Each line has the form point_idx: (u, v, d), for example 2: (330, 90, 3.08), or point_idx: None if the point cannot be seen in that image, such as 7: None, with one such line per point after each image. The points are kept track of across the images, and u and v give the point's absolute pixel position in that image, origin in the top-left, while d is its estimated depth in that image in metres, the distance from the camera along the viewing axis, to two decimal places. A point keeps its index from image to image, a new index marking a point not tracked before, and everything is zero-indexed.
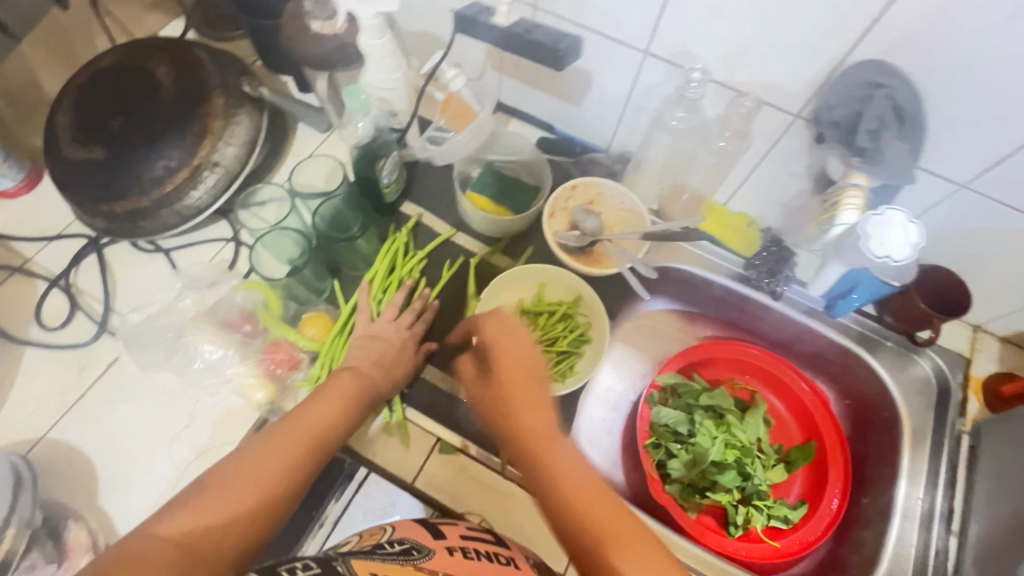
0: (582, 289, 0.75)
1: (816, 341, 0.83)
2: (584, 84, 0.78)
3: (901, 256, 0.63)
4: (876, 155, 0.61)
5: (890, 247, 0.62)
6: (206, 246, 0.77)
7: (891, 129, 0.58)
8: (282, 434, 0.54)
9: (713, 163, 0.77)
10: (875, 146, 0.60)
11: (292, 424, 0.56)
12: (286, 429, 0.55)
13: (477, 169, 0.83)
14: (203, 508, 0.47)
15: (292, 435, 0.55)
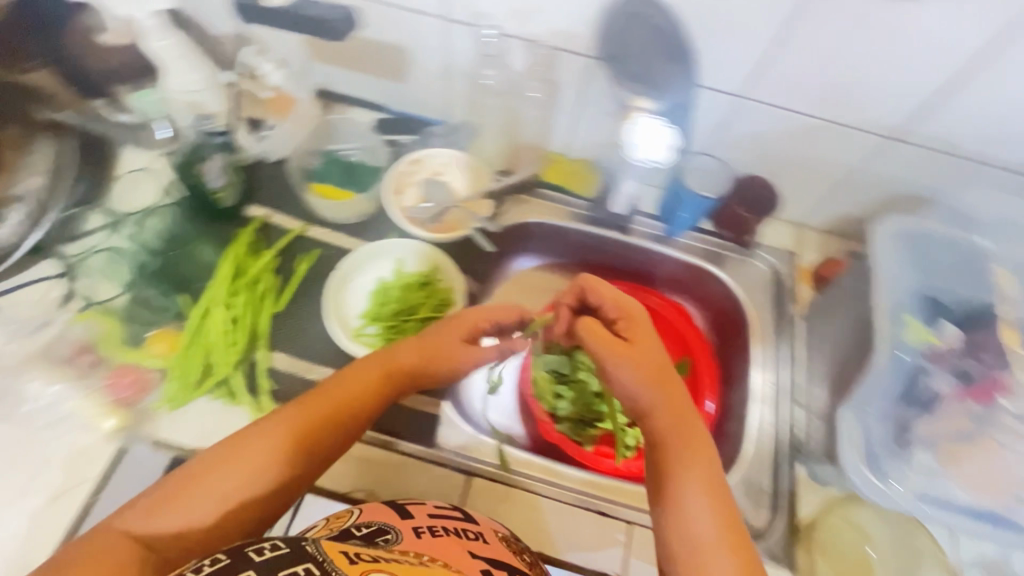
0: (436, 257, 0.77)
1: (672, 265, 0.88)
2: (403, 60, 0.80)
3: (664, 158, 0.77)
4: (647, 78, 0.69)
5: (654, 153, 0.77)
6: (30, 288, 0.71)
7: (654, 52, 0.67)
8: (247, 448, 0.52)
9: (538, 116, 0.81)
10: (644, 70, 0.69)
11: (299, 418, 0.55)
12: (250, 440, 0.53)
13: (317, 160, 0.82)
14: (137, 530, 0.47)
15: (248, 450, 0.52)
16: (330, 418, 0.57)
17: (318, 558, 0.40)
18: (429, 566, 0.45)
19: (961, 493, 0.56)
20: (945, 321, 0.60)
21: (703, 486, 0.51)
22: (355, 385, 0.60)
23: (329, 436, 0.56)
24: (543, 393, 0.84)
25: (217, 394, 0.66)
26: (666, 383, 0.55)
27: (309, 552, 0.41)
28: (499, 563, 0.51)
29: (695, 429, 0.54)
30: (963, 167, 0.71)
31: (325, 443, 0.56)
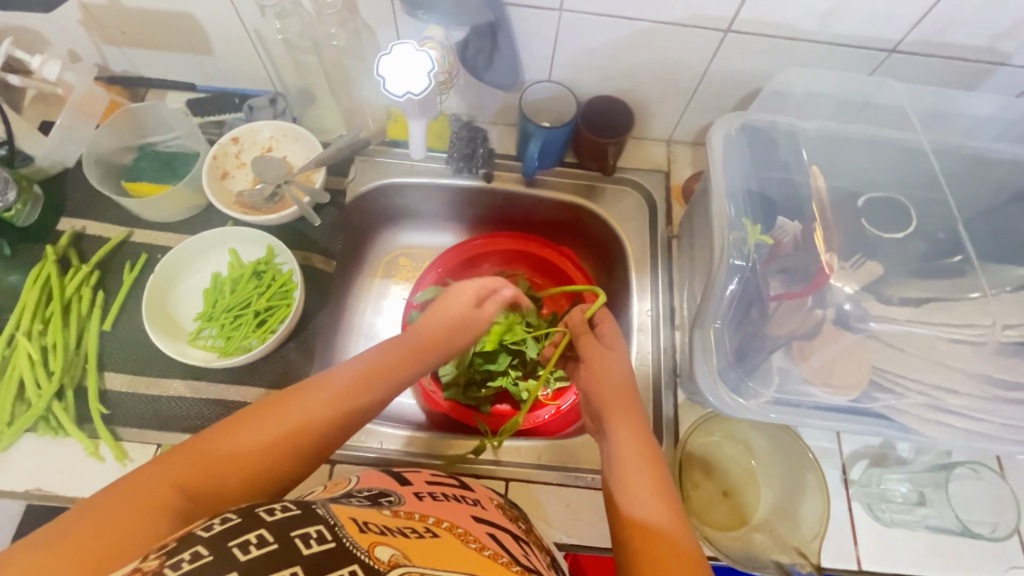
0: (269, 238, 0.72)
1: (542, 206, 0.84)
2: (196, 29, 0.71)
3: (420, 89, 0.60)
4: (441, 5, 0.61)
5: (405, 83, 0.60)
6: None
7: None
8: (290, 405, 0.46)
9: (362, 68, 0.73)
10: None
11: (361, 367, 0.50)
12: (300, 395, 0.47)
13: (130, 156, 0.76)
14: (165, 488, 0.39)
15: (296, 408, 0.46)
16: (402, 358, 0.52)
17: (329, 521, 0.37)
18: (437, 536, 0.43)
19: (818, 392, 0.55)
20: (781, 217, 0.58)
21: (637, 448, 0.53)
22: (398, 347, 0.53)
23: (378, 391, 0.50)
24: None
25: (41, 430, 0.61)
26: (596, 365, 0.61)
27: (320, 514, 0.38)
28: (498, 524, 0.51)
29: (630, 407, 0.57)
30: (806, 50, 0.66)
31: (369, 403, 0.49)
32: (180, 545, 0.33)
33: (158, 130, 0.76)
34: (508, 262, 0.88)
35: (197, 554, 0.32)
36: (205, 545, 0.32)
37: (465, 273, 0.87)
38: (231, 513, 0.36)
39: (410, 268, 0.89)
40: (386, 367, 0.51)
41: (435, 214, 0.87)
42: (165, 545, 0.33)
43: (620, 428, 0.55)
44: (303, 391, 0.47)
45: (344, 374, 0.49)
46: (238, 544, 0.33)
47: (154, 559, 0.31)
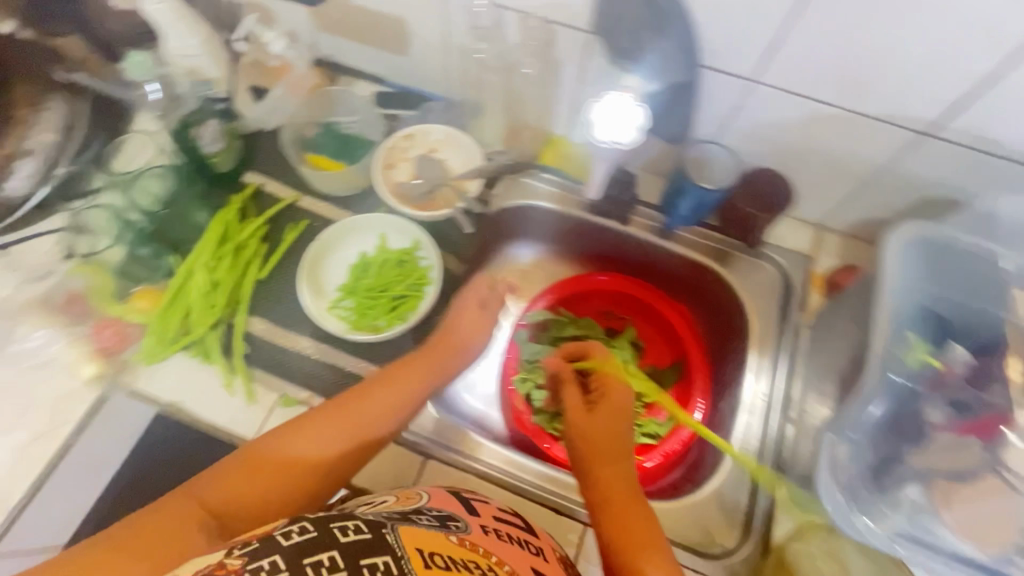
0: (418, 232, 0.76)
1: (669, 260, 0.84)
2: (401, 32, 0.77)
3: (627, 140, 0.71)
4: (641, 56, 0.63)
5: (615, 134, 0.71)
6: (43, 240, 0.76)
7: (645, 27, 0.61)
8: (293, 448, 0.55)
9: (538, 95, 0.78)
10: (637, 47, 0.62)
11: (357, 404, 0.60)
12: (303, 436, 0.56)
13: (315, 132, 0.82)
14: (175, 517, 0.46)
15: (297, 458, 0.55)
16: (398, 396, 0.63)
17: (395, 552, 0.44)
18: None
19: (954, 540, 0.52)
20: (955, 343, 0.55)
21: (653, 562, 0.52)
22: (383, 403, 0.61)
23: (377, 427, 0.60)
24: (522, 381, 0.83)
25: (193, 351, 0.69)
26: (602, 438, 0.65)
27: (388, 541, 0.44)
28: None
29: (636, 509, 0.57)
30: (1011, 172, 0.62)
31: (368, 435, 0.59)
32: (262, 546, 0.42)
33: (344, 113, 0.84)
34: (618, 307, 0.91)
35: (275, 565, 0.40)
36: (283, 555, 0.41)
37: (574, 307, 0.90)
38: (309, 524, 0.44)
39: (522, 287, 0.92)
40: (349, 424, 0.58)
41: (561, 244, 0.90)
42: (249, 543, 0.43)
43: (628, 533, 0.55)
44: (298, 435, 0.56)
45: (326, 423, 0.57)
46: (311, 564, 0.41)
47: (238, 558, 0.40)
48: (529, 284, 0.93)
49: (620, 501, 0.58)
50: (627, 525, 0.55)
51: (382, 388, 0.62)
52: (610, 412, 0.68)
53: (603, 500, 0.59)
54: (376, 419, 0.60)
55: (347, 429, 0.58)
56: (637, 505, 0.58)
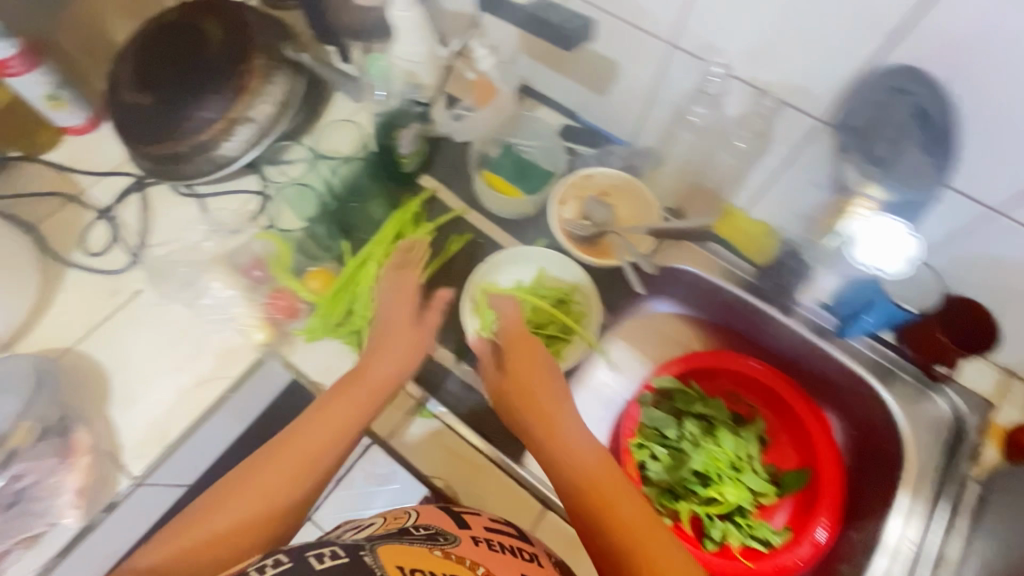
0: (581, 278, 0.76)
1: (826, 363, 0.78)
2: (609, 74, 0.77)
3: (894, 269, 0.66)
4: (893, 165, 0.58)
5: (880, 260, 0.66)
6: (236, 197, 0.81)
7: (911, 135, 0.55)
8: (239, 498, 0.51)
9: (733, 166, 0.75)
10: (893, 155, 0.57)
11: (307, 428, 0.56)
12: (247, 481, 0.52)
13: (496, 150, 0.83)
14: None
15: (269, 478, 0.52)
16: (349, 415, 0.57)
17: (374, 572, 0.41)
18: None
19: None
20: None
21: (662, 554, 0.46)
22: (364, 389, 0.59)
23: (327, 445, 0.55)
24: (638, 446, 0.79)
25: (347, 338, 0.72)
26: (555, 422, 0.57)
27: (368, 562, 0.42)
28: None
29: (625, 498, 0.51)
30: None
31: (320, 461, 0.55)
32: None
33: (525, 137, 0.84)
34: (750, 392, 0.85)
35: None
36: None
37: (702, 382, 0.86)
38: (283, 556, 0.42)
39: (652, 345, 0.89)
40: (296, 460, 0.54)
41: (704, 314, 0.86)
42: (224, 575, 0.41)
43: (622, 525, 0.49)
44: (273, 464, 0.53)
45: (302, 435, 0.55)
46: None
47: None
48: (654, 338, 0.89)
49: (598, 499, 0.51)
50: (620, 521, 0.49)
51: (314, 413, 0.57)
52: (523, 342, 0.63)
53: (573, 479, 0.53)
54: (324, 436, 0.55)
55: (274, 460, 0.53)
56: (624, 503, 0.51)
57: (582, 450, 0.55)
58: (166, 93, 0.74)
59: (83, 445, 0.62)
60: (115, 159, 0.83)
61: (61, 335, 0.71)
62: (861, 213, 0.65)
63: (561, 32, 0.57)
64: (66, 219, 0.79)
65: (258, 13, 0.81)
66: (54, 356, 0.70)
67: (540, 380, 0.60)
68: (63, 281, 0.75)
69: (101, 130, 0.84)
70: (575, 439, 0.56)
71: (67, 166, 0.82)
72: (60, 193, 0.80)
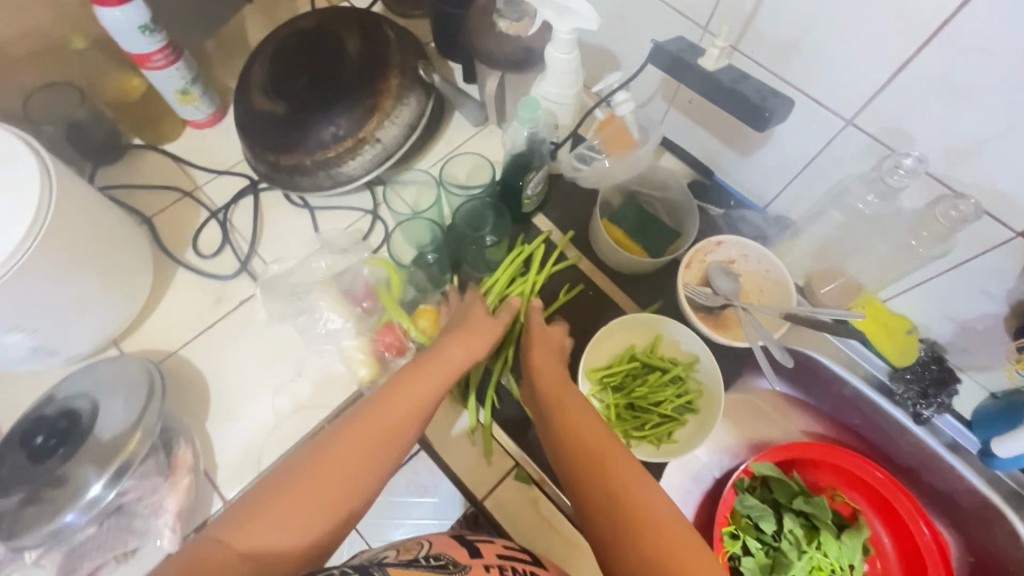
0: (702, 353, 0.69)
1: (952, 482, 0.72)
2: (759, 139, 0.71)
3: None
4: None
5: None
6: (347, 214, 0.79)
7: None
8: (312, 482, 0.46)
9: (886, 258, 0.69)
10: None
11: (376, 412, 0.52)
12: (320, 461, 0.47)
13: (619, 199, 0.79)
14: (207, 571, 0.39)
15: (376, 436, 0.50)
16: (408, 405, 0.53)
17: None
18: None
19: None
20: None
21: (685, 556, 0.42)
22: (452, 357, 0.58)
23: (391, 430, 0.51)
24: (731, 537, 0.73)
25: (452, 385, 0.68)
26: (582, 425, 0.54)
27: None
28: None
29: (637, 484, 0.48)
30: None
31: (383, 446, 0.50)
32: None
33: (650, 187, 0.79)
34: (858, 492, 0.78)
35: None
36: None
37: (805, 473, 0.79)
38: None
39: (751, 422, 0.83)
40: (354, 440, 0.49)
41: (816, 400, 0.81)
42: None
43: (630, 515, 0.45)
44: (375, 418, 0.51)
45: (398, 395, 0.53)
46: None
47: None
48: (760, 417, 0.83)
49: (621, 489, 0.48)
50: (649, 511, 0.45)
51: (388, 396, 0.54)
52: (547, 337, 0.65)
53: (588, 471, 0.50)
54: (384, 416, 0.52)
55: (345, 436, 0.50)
56: (652, 493, 0.47)
57: (604, 445, 0.52)
58: (299, 104, 0.72)
59: (183, 463, 0.63)
60: (232, 156, 0.82)
61: (169, 336, 0.71)
62: None
63: (755, 109, 0.61)
64: (181, 215, 0.78)
65: (396, 27, 0.78)
66: (159, 358, 0.70)
67: (561, 381, 0.60)
68: (173, 280, 0.75)
69: (222, 126, 0.83)
70: (600, 437, 0.53)
71: (185, 159, 0.82)
72: (177, 187, 0.79)
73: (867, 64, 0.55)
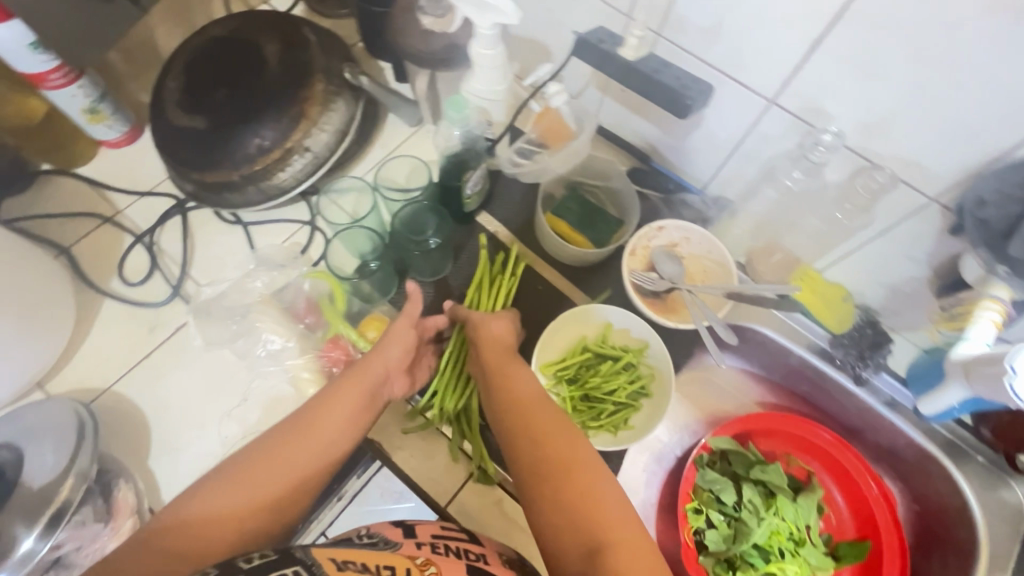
0: (651, 337, 0.70)
1: (892, 436, 0.76)
2: (692, 122, 0.72)
3: None
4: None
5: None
6: (284, 227, 0.76)
7: None
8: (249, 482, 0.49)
9: (818, 230, 0.71)
10: None
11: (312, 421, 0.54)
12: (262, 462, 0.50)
13: (562, 191, 0.79)
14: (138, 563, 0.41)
15: (313, 442, 0.53)
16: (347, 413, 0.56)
17: (306, 562, 0.40)
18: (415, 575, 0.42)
19: None
20: None
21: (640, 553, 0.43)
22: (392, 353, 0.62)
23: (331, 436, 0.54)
24: (694, 513, 0.75)
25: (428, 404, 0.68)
26: (541, 413, 0.55)
27: (299, 556, 0.40)
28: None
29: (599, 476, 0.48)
30: None
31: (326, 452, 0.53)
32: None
33: (591, 176, 0.79)
34: (809, 455, 0.81)
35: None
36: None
37: (759, 442, 0.82)
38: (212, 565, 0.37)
39: (707, 399, 0.85)
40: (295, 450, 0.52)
41: (765, 369, 0.83)
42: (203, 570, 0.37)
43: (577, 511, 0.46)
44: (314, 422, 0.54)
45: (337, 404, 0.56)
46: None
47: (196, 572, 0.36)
48: (714, 391, 0.85)
49: (569, 480, 0.48)
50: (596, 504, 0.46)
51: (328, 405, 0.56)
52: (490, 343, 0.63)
53: (540, 461, 0.50)
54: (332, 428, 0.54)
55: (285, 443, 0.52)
56: (603, 486, 0.47)
57: (561, 435, 0.52)
58: (219, 117, 0.69)
59: (125, 505, 0.59)
60: (154, 176, 0.78)
61: (100, 372, 0.68)
62: (986, 317, 0.57)
63: (678, 97, 0.65)
64: (102, 243, 0.74)
65: (317, 30, 0.75)
66: (92, 396, 0.66)
67: (514, 371, 0.60)
68: (100, 312, 0.70)
69: (140, 144, 0.79)
70: (556, 427, 0.53)
71: (102, 182, 0.77)
72: (96, 213, 0.75)
73: (782, 44, 0.56)
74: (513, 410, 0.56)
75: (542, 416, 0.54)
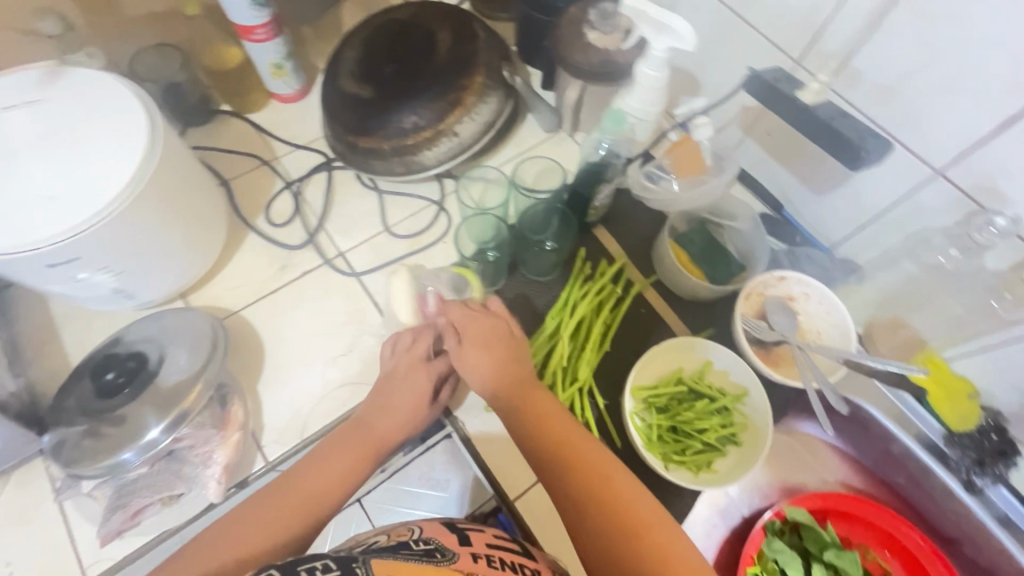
0: (751, 386, 0.68)
1: (995, 555, 0.69)
2: (838, 179, 0.70)
3: None
4: None
5: None
6: (414, 202, 0.81)
7: None
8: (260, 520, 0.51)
9: (957, 315, 0.67)
10: None
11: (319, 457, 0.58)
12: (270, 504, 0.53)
13: (687, 225, 0.78)
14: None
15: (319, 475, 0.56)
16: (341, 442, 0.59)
17: None
18: None
19: None
20: None
21: None
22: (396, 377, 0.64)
23: (336, 462, 0.57)
24: None
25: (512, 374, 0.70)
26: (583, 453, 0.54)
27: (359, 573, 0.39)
28: None
29: (661, 531, 0.49)
30: None
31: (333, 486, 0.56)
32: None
33: (719, 216, 0.78)
34: (890, 552, 0.74)
35: None
36: None
37: (837, 525, 0.76)
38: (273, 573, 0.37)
39: (792, 465, 0.80)
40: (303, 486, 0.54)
41: (860, 451, 0.78)
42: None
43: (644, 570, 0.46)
44: (315, 469, 0.56)
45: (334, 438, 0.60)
46: None
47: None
48: (799, 459, 0.80)
49: (635, 534, 0.48)
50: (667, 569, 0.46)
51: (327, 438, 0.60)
52: (508, 343, 0.62)
53: (599, 507, 0.50)
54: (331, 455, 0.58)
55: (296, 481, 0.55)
56: (666, 535, 0.49)
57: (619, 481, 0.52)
58: (385, 90, 0.74)
59: (235, 419, 0.65)
60: (311, 132, 0.85)
61: (233, 296, 0.74)
62: None
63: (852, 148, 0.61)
64: (257, 182, 0.81)
65: (486, 27, 0.80)
66: (222, 316, 0.73)
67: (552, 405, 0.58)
68: (243, 242, 0.77)
69: (305, 102, 0.86)
70: (610, 473, 0.52)
71: (267, 130, 0.85)
72: (257, 155, 0.83)
73: (968, 115, 0.54)
74: (560, 445, 0.54)
75: (590, 457, 0.54)
